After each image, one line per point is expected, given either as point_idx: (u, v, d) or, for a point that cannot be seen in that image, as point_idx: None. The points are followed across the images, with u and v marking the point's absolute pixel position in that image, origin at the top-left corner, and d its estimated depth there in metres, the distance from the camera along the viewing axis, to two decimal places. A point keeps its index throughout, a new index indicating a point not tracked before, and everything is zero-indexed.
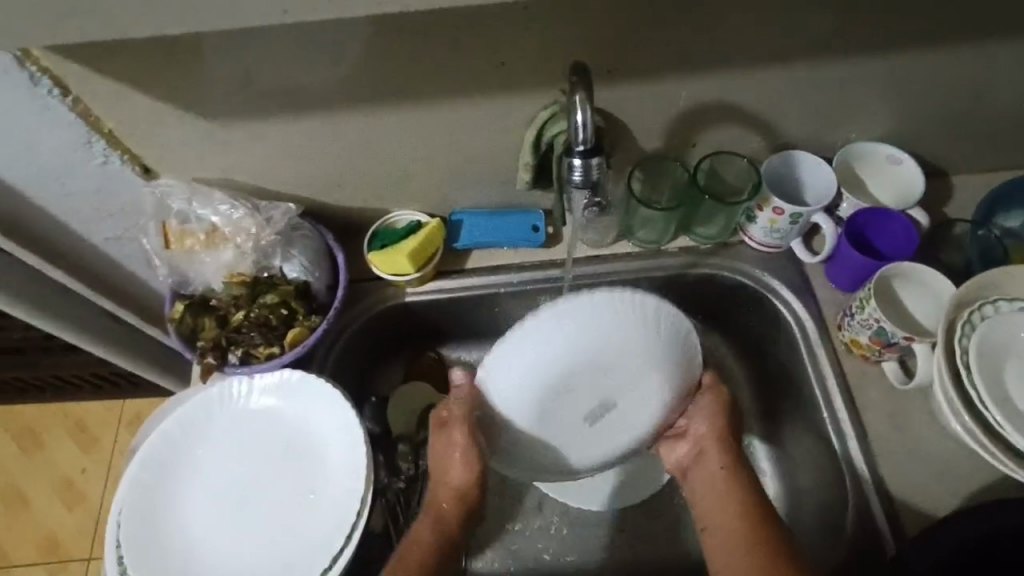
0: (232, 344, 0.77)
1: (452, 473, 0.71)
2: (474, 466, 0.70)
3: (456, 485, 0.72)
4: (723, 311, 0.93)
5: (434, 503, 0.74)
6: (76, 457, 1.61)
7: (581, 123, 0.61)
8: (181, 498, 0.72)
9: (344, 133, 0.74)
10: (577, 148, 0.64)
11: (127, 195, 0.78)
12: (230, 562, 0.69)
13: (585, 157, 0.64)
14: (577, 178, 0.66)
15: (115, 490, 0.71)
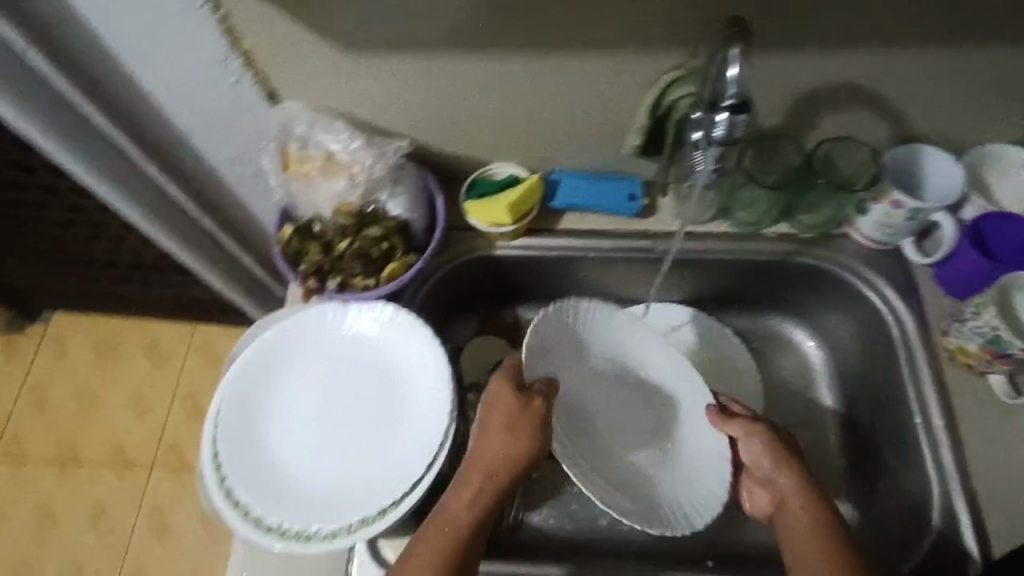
0: (332, 272, 0.80)
1: (496, 438, 0.70)
2: (524, 433, 0.70)
3: (497, 452, 0.69)
4: (810, 305, 0.92)
5: (467, 474, 0.70)
6: (149, 372, 1.72)
7: (734, 78, 0.58)
8: (273, 409, 0.75)
9: (465, 76, 0.75)
10: (724, 103, 0.60)
11: (249, 117, 0.81)
12: (315, 475, 0.72)
13: (731, 113, 0.61)
14: (718, 135, 0.62)
15: (215, 393, 0.75)
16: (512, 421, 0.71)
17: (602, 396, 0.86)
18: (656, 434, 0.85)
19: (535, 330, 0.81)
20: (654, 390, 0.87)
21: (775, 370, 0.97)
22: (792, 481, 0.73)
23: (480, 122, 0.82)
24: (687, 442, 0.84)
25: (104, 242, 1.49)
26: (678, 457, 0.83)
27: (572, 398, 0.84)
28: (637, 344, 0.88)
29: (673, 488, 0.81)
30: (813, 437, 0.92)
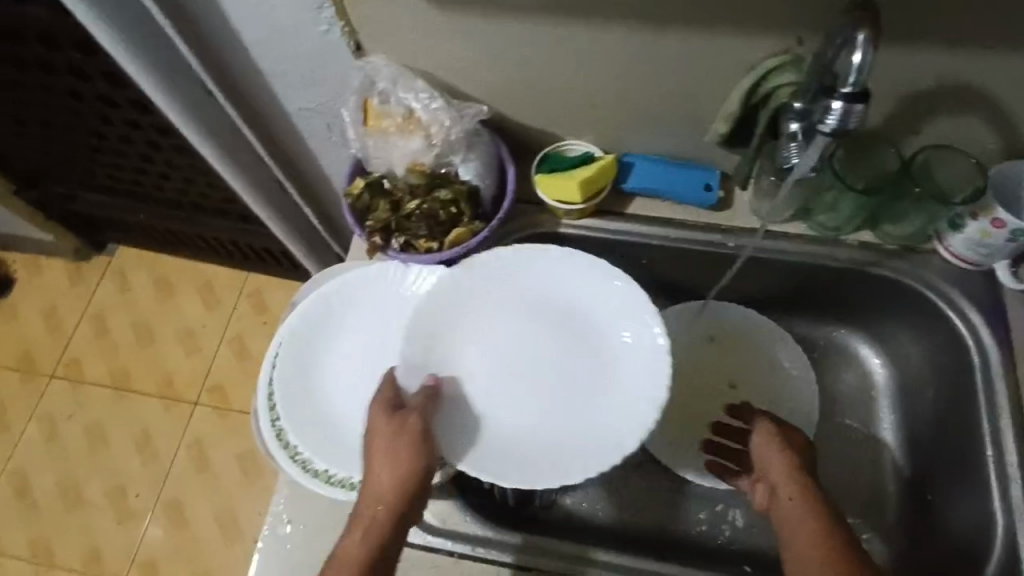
0: (398, 231, 0.80)
1: (380, 467, 0.64)
2: (407, 453, 0.65)
3: (386, 479, 0.64)
4: (883, 319, 0.88)
5: (361, 510, 0.64)
6: (202, 311, 1.78)
7: (857, 66, 0.55)
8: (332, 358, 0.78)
9: (554, 44, 0.73)
10: (842, 90, 0.58)
11: (334, 68, 0.81)
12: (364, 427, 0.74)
13: (847, 101, 0.58)
14: (831, 124, 0.60)
15: (276, 331, 0.77)
16: (390, 443, 0.65)
17: (504, 356, 0.78)
18: (565, 400, 0.76)
19: (415, 310, 0.76)
20: (575, 337, 0.78)
21: (833, 383, 0.93)
22: (789, 471, 0.70)
23: (561, 94, 0.80)
24: (619, 385, 0.75)
25: (173, 181, 1.54)
26: (597, 411, 0.74)
27: (474, 360, 0.77)
28: (546, 291, 0.79)
29: (577, 455, 0.72)
30: (865, 455, 0.89)
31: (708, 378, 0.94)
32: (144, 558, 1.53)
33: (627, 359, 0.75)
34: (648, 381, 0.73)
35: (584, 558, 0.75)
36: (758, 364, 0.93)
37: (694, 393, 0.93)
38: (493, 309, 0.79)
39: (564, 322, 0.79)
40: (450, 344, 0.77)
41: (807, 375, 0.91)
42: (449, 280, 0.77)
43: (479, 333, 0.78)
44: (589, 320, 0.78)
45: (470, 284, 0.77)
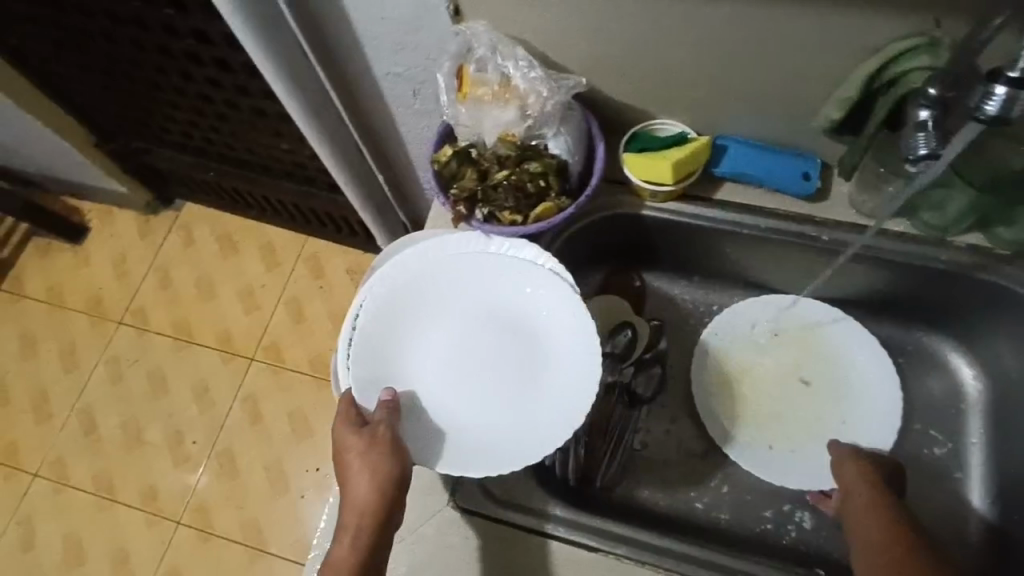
0: (482, 201, 0.79)
1: (355, 482, 0.67)
2: (381, 467, 0.67)
3: (362, 493, 0.66)
4: (980, 327, 0.84)
5: (343, 521, 0.67)
6: (262, 270, 1.82)
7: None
8: (411, 319, 0.77)
9: (661, 16, 0.71)
10: (1009, 73, 0.54)
11: (429, 32, 0.81)
12: (418, 385, 0.75)
13: (1012, 87, 0.54)
14: (990, 110, 0.55)
15: (364, 286, 0.77)
16: (361, 459, 0.67)
17: (447, 356, 0.77)
18: (525, 388, 0.75)
19: (364, 326, 0.75)
20: (509, 332, 0.77)
21: (915, 390, 0.89)
22: (863, 485, 0.71)
23: (662, 70, 0.77)
24: (562, 375, 0.74)
25: (246, 141, 1.57)
26: (535, 405, 0.74)
27: (419, 365, 0.76)
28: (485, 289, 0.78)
29: (530, 440, 0.72)
30: (945, 468, 0.85)
31: (777, 374, 0.90)
32: (197, 503, 1.60)
33: (563, 350, 0.75)
34: (579, 366, 0.74)
35: (534, 529, 0.73)
36: (836, 364, 0.89)
37: (766, 389, 0.90)
38: (431, 313, 0.78)
39: (500, 318, 0.78)
40: (409, 334, 0.77)
41: (889, 380, 0.86)
42: (393, 289, 0.77)
43: (423, 339, 0.77)
44: (526, 319, 0.77)
45: (409, 295, 0.77)
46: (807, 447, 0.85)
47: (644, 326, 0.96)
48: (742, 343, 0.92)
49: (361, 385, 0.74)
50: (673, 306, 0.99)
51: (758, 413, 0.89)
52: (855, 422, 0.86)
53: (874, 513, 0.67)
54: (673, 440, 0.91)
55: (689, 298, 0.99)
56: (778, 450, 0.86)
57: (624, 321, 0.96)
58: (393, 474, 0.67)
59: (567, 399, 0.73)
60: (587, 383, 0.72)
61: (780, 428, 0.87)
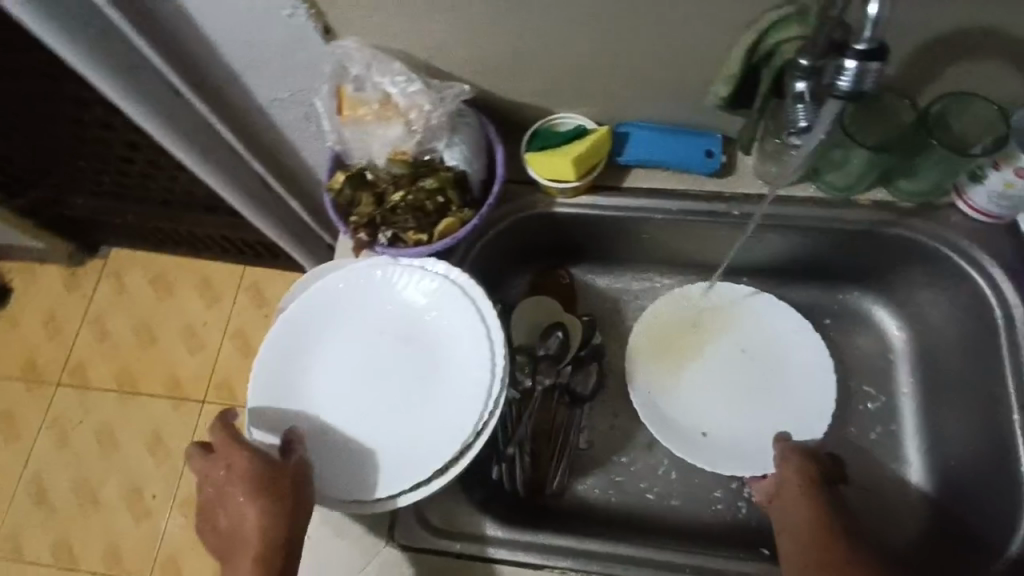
0: (383, 225, 0.76)
1: (249, 509, 0.63)
2: (279, 492, 0.64)
3: (257, 520, 0.63)
4: (899, 280, 0.84)
5: (239, 550, 0.63)
6: (201, 308, 1.74)
7: (875, 16, 0.53)
8: (318, 349, 0.74)
9: (534, 15, 0.68)
10: (856, 48, 0.55)
11: (303, 55, 0.76)
12: (323, 415, 0.71)
13: (861, 61, 0.55)
14: (845, 85, 0.57)
15: (273, 321, 0.75)
16: (257, 485, 0.64)
17: (344, 379, 0.73)
18: (431, 403, 0.70)
19: (265, 352, 0.74)
20: (408, 339, 0.74)
21: (846, 349, 0.90)
22: (798, 475, 0.69)
23: (550, 66, 0.75)
24: (467, 386, 0.70)
25: (157, 180, 1.49)
26: (436, 412, 0.70)
27: (324, 396, 0.72)
28: (381, 296, 0.75)
29: (436, 456, 0.67)
30: (882, 420, 0.85)
31: (710, 354, 0.88)
32: (166, 554, 1.54)
33: (460, 351, 0.72)
34: (475, 366, 0.70)
35: (478, 557, 0.72)
36: (770, 338, 0.88)
37: (700, 374, 0.88)
38: (328, 335, 0.75)
39: (397, 330, 0.74)
40: (316, 365, 0.74)
41: (821, 350, 0.85)
42: (289, 321, 0.75)
43: (322, 359, 0.74)
44: (431, 333, 0.73)
45: (305, 318, 0.75)
46: (742, 428, 0.84)
47: (574, 323, 0.94)
48: (670, 330, 0.90)
49: (259, 412, 0.71)
50: (605, 297, 0.98)
51: (691, 396, 0.86)
52: (792, 394, 0.84)
53: (807, 530, 0.63)
54: (618, 433, 0.91)
55: (619, 287, 0.98)
56: (714, 438, 0.83)
57: (553, 322, 0.94)
58: (282, 489, 0.64)
59: (473, 409, 0.68)
60: (485, 380, 0.69)
61: (716, 413, 0.85)
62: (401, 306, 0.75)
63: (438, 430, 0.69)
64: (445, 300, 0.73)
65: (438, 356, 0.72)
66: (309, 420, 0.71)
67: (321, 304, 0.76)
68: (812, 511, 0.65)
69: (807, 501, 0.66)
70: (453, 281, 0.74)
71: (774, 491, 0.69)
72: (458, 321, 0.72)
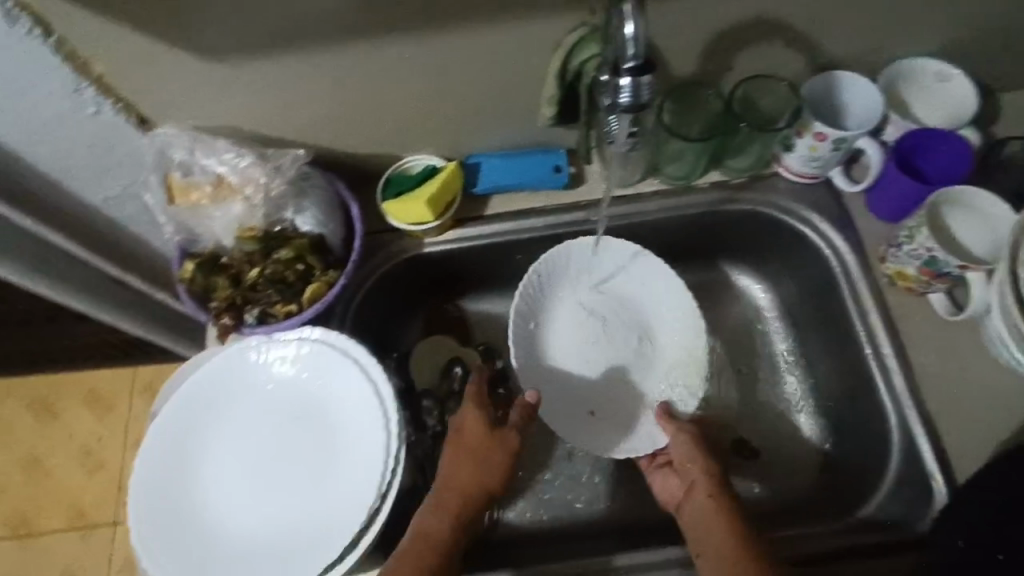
0: (247, 304, 0.74)
1: (472, 466, 0.73)
2: (496, 473, 0.74)
3: (471, 478, 0.73)
4: (752, 249, 0.90)
5: (450, 489, 0.72)
6: (93, 422, 1.51)
7: (632, 35, 0.53)
8: (199, 446, 0.70)
9: (347, 71, 0.68)
10: (625, 66, 0.55)
11: (123, 149, 0.73)
12: (216, 514, 0.67)
13: (634, 76, 0.56)
14: (625, 100, 0.57)
15: (147, 427, 0.71)
16: (484, 452, 0.74)
17: (233, 470, 0.69)
18: (329, 476, 0.68)
19: (144, 460, 0.69)
20: (295, 413, 0.71)
21: (724, 320, 0.94)
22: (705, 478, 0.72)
23: (379, 114, 0.75)
24: (362, 451, 0.68)
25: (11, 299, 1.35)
26: (334, 484, 0.67)
27: (213, 494, 0.68)
28: (261, 376, 0.72)
29: (339, 532, 0.65)
30: (771, 376, 0.91)
31: (592, 325, 0.87)
32: None
33: (351, 416, 0.70)
34: (370, 427, 0.69)
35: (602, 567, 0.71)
36: (653, 307, 0.87)
37: (582, 351, 0.86)
38: (208, 429, 0.71)
39: (283, 408, 0.71)
40: (200, 463, 0.70)
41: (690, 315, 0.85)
42: (165, 422, 0.71)
43: (208, 457, 0.70)
44: (319, 404, 0.71)
45: (181, 416, 0.71)
46: (626, 407, 0.84)
47: (473, 357, 0.95)
48: (556, 311, 0.87)
49: (148, 530, 0.66)
50: (497, 322, 0.99)
51: (575, 371, 0.85)
52: (669, 367, 0.85)
53: (717, 535, 0.65)
54: (538, 451, 0.92)
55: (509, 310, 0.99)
56: (593, 415, 0.84)
57: (453, 356, 0.95)
58: (501, 466, 0.74)
59: (371, 475, 0.66)
60: (379, 440, 0.68)
61: (604, 394, 0.85)
62: (285, 381, 0.72)
63: (338, 503, 0.66)
64: (330, 366, 0.71)
65: (332, 425, 0.70)
66: (200, 523, 0.67)
67: (198, 396, 0.72)
68: (721, 514, 0.67)
69: (714, 506, 0.69)
70: (334, 347, 0.71)
71: (686, 501, 0.72)
72: (348, 387, 0.71)
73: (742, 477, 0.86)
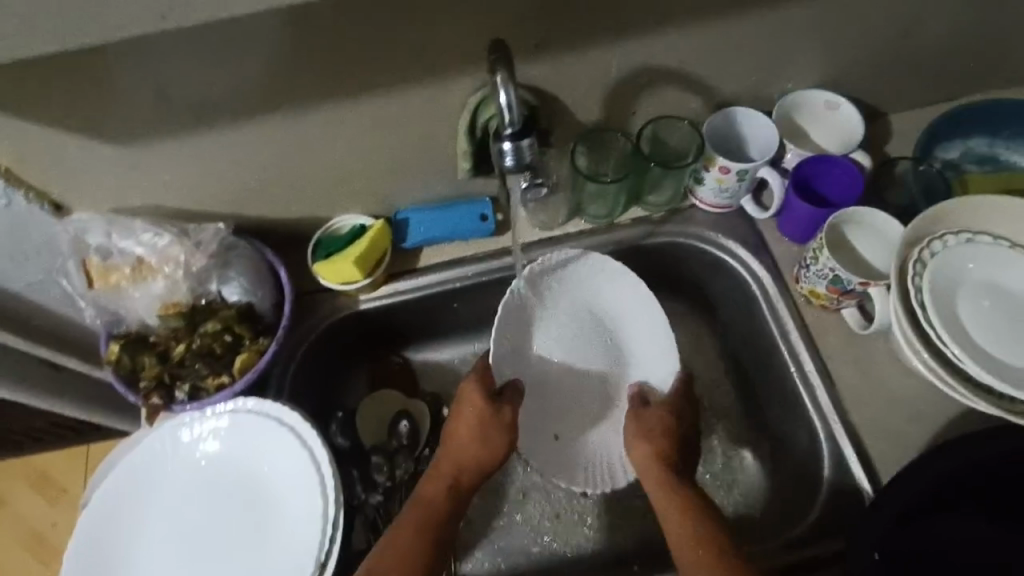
0: (177, 381, 0.73)
1: (469, 445, 0.74)
2: (492, 454, 0.75)
3: (470, 456, 0.74)
4: (679, 278, 0.92)
5: (447, 468, 0.74)
6: (46, 507, 1.31)
7: (506, 102, 0.55)
8: (136, 528, 0.71)
9: (260, 142, 0.70)
10: (505, 131, 0.58)
11: (40, 238, 0.72)
12: None
13: (515, 140, 0.58)
14: (509, 163, 0.60)
15: (81, 513, 0.71)
16: (481, 430, 0.75)
17: (173, 548, 0.71)
18: (267, 550, 0.69)
19: (80, 546, 0.70)
20: (233, 487, 0.72)
21: None
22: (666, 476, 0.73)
23: (299, 180, 0.77)
24: (298, 523, 0.69)
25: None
26: (272, 557, 0.69)
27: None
28: (194, 452, 0.73)
29: None
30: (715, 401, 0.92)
31: (565, 341, 0.85)
32: None
33: (287, 488, 0.71)
34: (308, 499, 0.69)
35: None
36: (630, 326, 0.85)
37: (551, 366, 0.85)
38: (144, 511, 0.72)
39: (219, 484, 0.72)
40: (139, 544, 0.70)
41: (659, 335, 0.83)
42: (100, 508, 0.71)
43: (144, 533, 0.71)
44: (256, 477, 0.72)
45: (117, 499, 0.72)
46: (601, 435, 0.84)
47: (419, 410, 0.94)
48: (547, 316, 0.84)
49: None
50: (443, 371, 0.99)
51: (545, 390, 0.84)
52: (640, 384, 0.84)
53: (689, 538, 0.68)
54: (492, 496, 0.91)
55: (453, 356, 0.99)
56: (563, 434, 0.83)
57: (400, 409, 0.94)
58: (500, 447, 0.75)
59: (308, 547, 0.68)
60: (315, 512, 0.69)
61: (575, 420, 0.84)
62: (222, 455, 0.73)
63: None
64: (267, 438, 0.72)
65: (271, 497, 0.71)
66: None
67: (132, 478, 0.72)
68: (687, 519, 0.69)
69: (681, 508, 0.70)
70: (267, 419, 0.72)
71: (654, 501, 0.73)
72: (285, 457, 0.71)
73: (710, 493, 0.87)
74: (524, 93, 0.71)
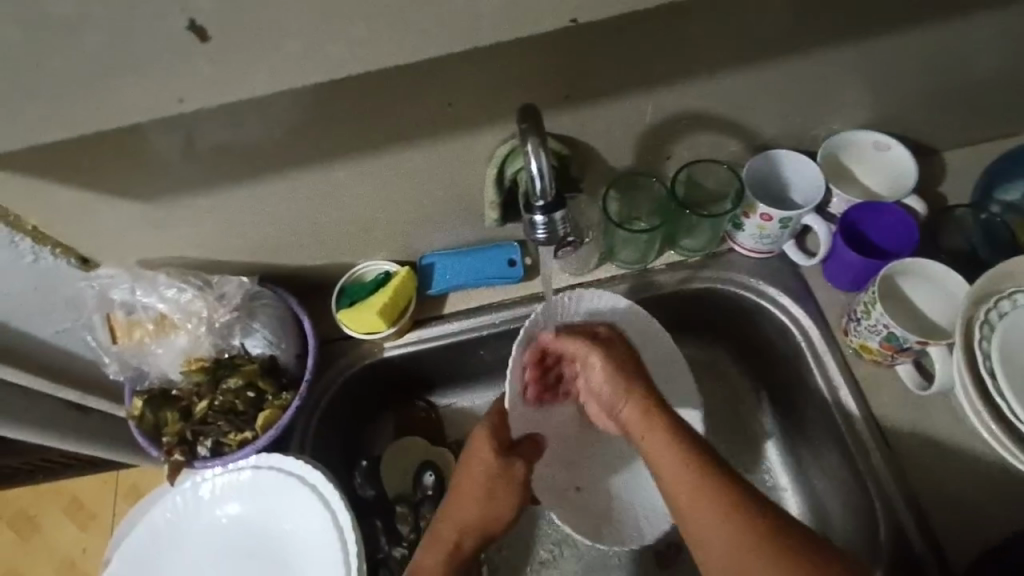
0: (199, 437, 0.72)
1: (474, 503, 0.69)
2: (500, 509, 0.69)
3: (476, 511, 0.69)
4: (715, 322, 0.88)
5: (445, 527, 0.68)
6: (75, 533, 1.19)
7: (538, 170, 0.54)
8: None
9: (285, 195, 0.68)
10: (537, 203, 0.57)
11: (67, 289, 0.74)
12: None
13: (547, 212, 0.57)
14: (542, 235, 0.59)
15: (107, 565, 0.72)
16: (490, 486, 0.69)
17: None
18: None
19: None
20: (252, 544, 0.71)
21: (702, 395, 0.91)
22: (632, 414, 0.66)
23: (324, 229, 0.75)
24: None
25: None
26: None
27: None
28: (216, 509, 0.73)
29: None
30: (750, 452, 0.88)
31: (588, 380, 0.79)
32: None
33: (306, 550, 0.69)
34: (329, 564, 0.67)
35: None
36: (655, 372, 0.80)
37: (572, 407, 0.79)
38: (167, 566, 0.72)
39: (239, 540, 0.72)
40: None
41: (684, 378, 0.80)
42: (125, 563, 0.72)
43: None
44: (276, 535, 0.71)
45: (140, 554, 0.72)
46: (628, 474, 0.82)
47: (443, 459, 0.91)
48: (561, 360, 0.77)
49: None
50: (471, 417, 0.95)
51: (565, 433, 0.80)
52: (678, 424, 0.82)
53: (674, 479, 0.59)
54: (521, 551, 0.87)
55: (482, 401, 0.95)
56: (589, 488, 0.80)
57: (424, 458, 0.91)
58: (506, 507, 0.70)
59: None
60: None
61: (591, 467, 0.81)
62: (240, 510, 0.72)
63: None
64: (286, 494, 0.70)
65: (287, 557, 0.70)
66: None
67: (156, 533, 0.73)
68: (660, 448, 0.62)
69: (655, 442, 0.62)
70: (287, 477, 0.70)
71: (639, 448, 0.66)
72: (303, 516, 0.70)
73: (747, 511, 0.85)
74: (555, 144, 0.69)
